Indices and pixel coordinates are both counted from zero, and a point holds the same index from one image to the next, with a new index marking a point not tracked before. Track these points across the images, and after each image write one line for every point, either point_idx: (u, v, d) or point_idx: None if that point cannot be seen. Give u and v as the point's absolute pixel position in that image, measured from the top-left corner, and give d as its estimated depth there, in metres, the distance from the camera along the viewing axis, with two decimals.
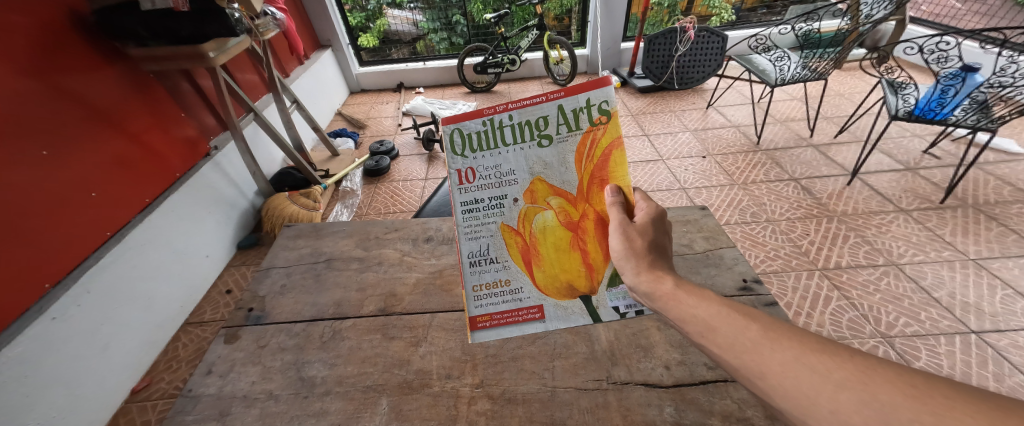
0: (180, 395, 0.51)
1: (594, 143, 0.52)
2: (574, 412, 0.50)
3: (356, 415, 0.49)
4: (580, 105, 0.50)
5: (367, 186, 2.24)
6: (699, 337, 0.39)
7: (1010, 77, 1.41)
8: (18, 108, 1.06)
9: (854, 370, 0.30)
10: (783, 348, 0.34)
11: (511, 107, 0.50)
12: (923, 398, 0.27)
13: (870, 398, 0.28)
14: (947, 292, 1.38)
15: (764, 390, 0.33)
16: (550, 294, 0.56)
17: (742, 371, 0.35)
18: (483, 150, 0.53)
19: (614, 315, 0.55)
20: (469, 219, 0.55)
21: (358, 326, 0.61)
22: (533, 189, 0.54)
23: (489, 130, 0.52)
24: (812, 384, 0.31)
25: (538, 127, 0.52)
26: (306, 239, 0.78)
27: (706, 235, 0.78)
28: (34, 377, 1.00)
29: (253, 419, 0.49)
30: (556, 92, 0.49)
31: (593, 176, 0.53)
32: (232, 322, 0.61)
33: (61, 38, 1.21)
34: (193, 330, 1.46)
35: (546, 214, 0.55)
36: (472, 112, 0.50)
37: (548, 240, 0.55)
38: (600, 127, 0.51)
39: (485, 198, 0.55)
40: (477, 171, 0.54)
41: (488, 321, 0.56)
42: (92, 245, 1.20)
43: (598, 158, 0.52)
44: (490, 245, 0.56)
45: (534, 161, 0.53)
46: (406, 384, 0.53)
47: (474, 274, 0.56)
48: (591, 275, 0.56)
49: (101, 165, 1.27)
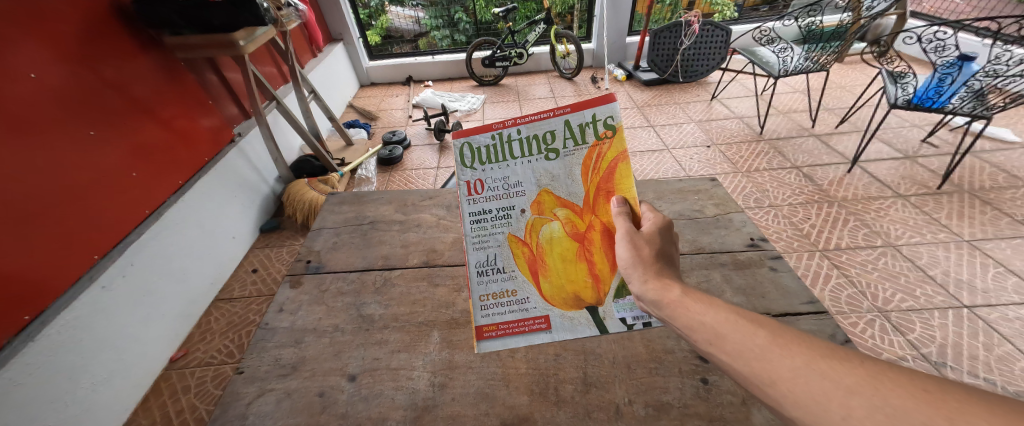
0: (260, 326, 0.59)
1: (600, 156, 0.54)
2: (602, 343, 0.57)
3: (413, 343, 0.57)
4: (586, 120, 0.53)
5: (381, 174, 2.31)
6: (707, 345, 0.39)
7: (1004, 64, 1.48)
8: (67, 91, 1.13)
9: (865, 376, 0.30)
10: (791, 356, 0.34)
11: (519, 122, 0.54)
12: (936, 403, 0.26)
13: (882, 404, 0.28)
14: (942, 270, 1.45)
15: (771, 397, 0.33)
16: (557, 305, 0.56)
17: (752, 381, 0.35)
18: (491, 163, 0.56)
19: (621, 326, 0.54)
20: (477, 229, 0.58)
21: (405, 274, 0.69)
22: (540, 200, 0.56)
23: (497, 144, 0.56)
24: (821, 390, 0.31)
25: (545, 141, 0.55)
26: (350, 205, 0.87)
27: (716, 202, 0.85)
28: (88, 341, 1.08)
29: (325, 345, 0.57)
30: (562, 108, 0.52)
31: (599, 189, 0.55)
32: (295, 271, 0.69)
33: (103, 26, 1.28)
34: (224, 305, 1.53)
35: (553, 225, 0.57)
36: (482, 127, 0.55)
37: (554, 250, 0.57)
38: (605, 140, 0.53)
39: (492, 208, 0.57)
40: (486, 183, 0.57)
41: (495, 331, 0.55)
42: (133, 222, 1.27)
43: (604, 170, 0.54)
44: (498, 255, 0.58)
45: (541, 173, 0.56)
46: (454, 320, 0.60)
47: (480, 283, 0.57)
48: (599, 286, 0.56)
49: (141, 147, 1.34)
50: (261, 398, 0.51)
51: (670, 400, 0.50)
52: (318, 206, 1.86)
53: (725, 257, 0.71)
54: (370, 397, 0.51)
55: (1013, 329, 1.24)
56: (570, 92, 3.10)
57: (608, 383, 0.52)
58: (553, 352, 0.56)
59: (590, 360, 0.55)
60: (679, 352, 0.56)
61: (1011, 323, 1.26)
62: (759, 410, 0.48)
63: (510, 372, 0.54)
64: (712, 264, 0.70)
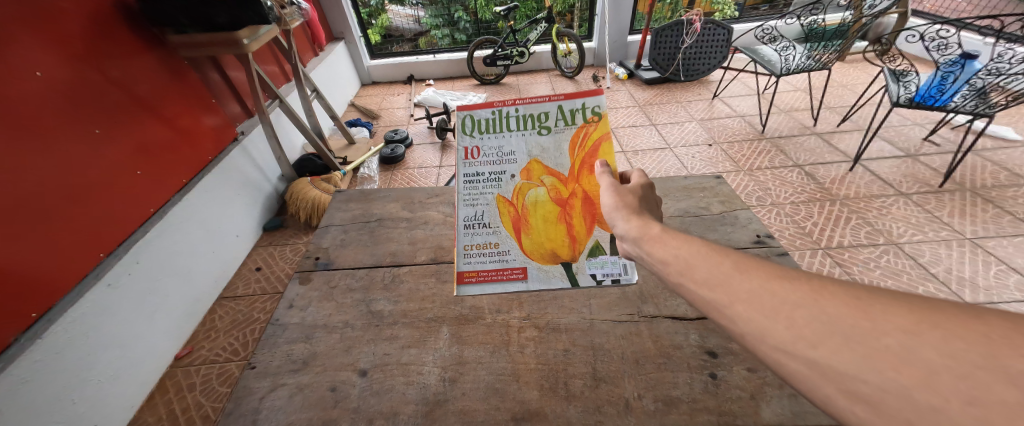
0: (271, 322, 0.60)
1: (586, 136, 0.59)
2: (610, 338, 0.58)
3: (423, 339, 0.58)
4: (577, 107, 0.60)
5: (384, 172, 2.31)
6: (677, 274, 0.40)
7: (1006, 63, 1.48)
8: (71, 89, 1.13)
9: (809, 292, 0.31)
10: (749, 278, 0.35)
11: (518, 102, 0.60)
12: (866, 309, 0.28)
13: (820, 313, 0.30)
14: (944, 268, 1.45)
15: (725, 315, 0.35)
16: (534, 258, 0.60)
17: (712, 302, 0.36)
18: (488, 133, 0.61)
19: (592, 281, 0.59)
20: (469, 188, 0.61)
21: (414, 271, 0.70)
22: (529, 168, 0.60)
23: (496, 118, 0.61)
24: (771, 306, 0.32)
25: (540, 120, 0.60)
26: (357, 203, 0.88)
27: (722, 199, 0.86)
28: (94, 338, 1.08)
29: (336, 341, 0.58)
30: (557, 95, 0.59)
31: (584, 162, 0.59)
32: (303, 268, 0.71)
33: (107, 24, 1.28)
34: (228, 303, 1.53)
35: (539, 190, 0.60)
36: (485, 103, 0.60)
37: (538, 211, 0.60)
38: (592, 124, 0.59)
39: (485, 172, 0.61)
40: (482, 150, 0.61)
41: (474, 277, 0.60)
42: (138, 220, 1.27)
43: (589, 147, 0.59)
44: (485, 212, 0.61)
45: (533, 145, 0.60)
46: (462, 317, 0.61)
47: (466, 235, 0.62)
48: (574, 245, 0.60)
49: (144, 146, 1.34)
50: (273, 393, 0.51)
51: (679, 395, 0.50)
52: (322, 205, 1.86)
53: None
54: (381, 392, 0.51)
55: None
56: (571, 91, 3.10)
57: (618, 378, 0.52)
58: (562, 347, 0.57)
59: (599, 355, 0.56)
60: (687, 348, 0.56)
61: None
62: (768, 404, 0.49)
63: (520, 367, 0.54)
64: None
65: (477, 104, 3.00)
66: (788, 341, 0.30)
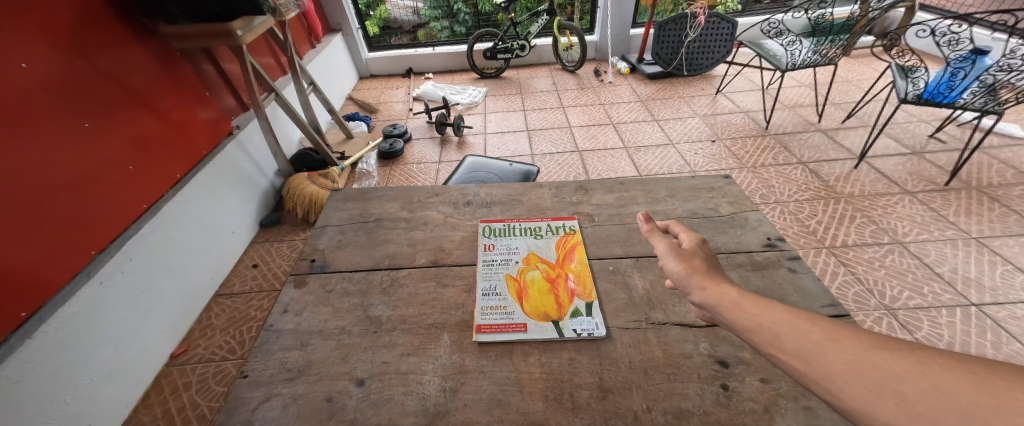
0: (265, 328, 0.58)
1: (567, 241, 0.75)
2: (617, 347, 0.56)
3: (422, 347, 0.56)
4: (561, 224, 0.80)
5: (382, 167, 2.27)
6: (765, 344, 0.40)
7: (1019, 59, 1.42)
8: (58, 81, 1.09)
9: (913, 363, 0.31)
10: (843, 348, 0.35)
11: (521, 220, 0.82)
12: (983, 381, 0.27)
13: (931, 387, 0.29)
14: (949, 268, 1.44)
15: (828, 389, 0.34)
16: (531, 316, 0.61)
17: (809, 375, 0.36)
18: (499, 237, 0.77)
19: (574, 335, 0.57)
20: (486, 268, 0.69)
21: (413, 275, 0.68)
22: (528, 258, 0.71)
23: (505, 228, 0.80)
24: (873, 379, 0.32)
25: (535, 230, 0.78)
26: (354, 202, 0.87)
27: (731, 200, 0.84)
28: (86, 338, 1.06)
29: (332, 348, 0.56)
30: (545, 218, 0.82)
31: (568, 256, 0.72)
32: (299, 270, 0.69)
33: (96, 14, 1.23)
34: (224, 301, 1.51)
35: (534, 271, 0.69)
36: (498, 219, 0.82)
37: (534, 286, 0.66)
38: (569, 233, 0.78)
39: (497, 257, 0.71)
40: (494, 247, 0.74)
41: (491, 327, 0.58)
42: (131, 217, 1.24)
43: (568, 247, 0.74)
44: (497, 284, 0.66)
45: (531, 244, 0.75)
46: (464, 323, 0.59)
47: (484, 299, 0.63)
48: (563, 308, 0.62)
49: (136, 140, 1.30)
50: (267, 403, 0.49)
51: (689, 407, 0.48)
52: (319, 201, 1.82)
53: (741, 258, 0.70)
54: (380, 402, 0.49)
55: (1021, 328, 1.23)
56: (572, 86, 3.06)
57: (625, 389, 0.50)
58: (567, 356, 0.55)
59: (606, 364, 0.53)
60: (698, 357, 0.54)
61: (1019, 321, 1.25)
62: (783, 417, 0.47)
63: (523, 377, 0.52)
64: (727, 264, 0.69)
65: (478, 98, 2.96)
66: (899, 419, 0.29)
